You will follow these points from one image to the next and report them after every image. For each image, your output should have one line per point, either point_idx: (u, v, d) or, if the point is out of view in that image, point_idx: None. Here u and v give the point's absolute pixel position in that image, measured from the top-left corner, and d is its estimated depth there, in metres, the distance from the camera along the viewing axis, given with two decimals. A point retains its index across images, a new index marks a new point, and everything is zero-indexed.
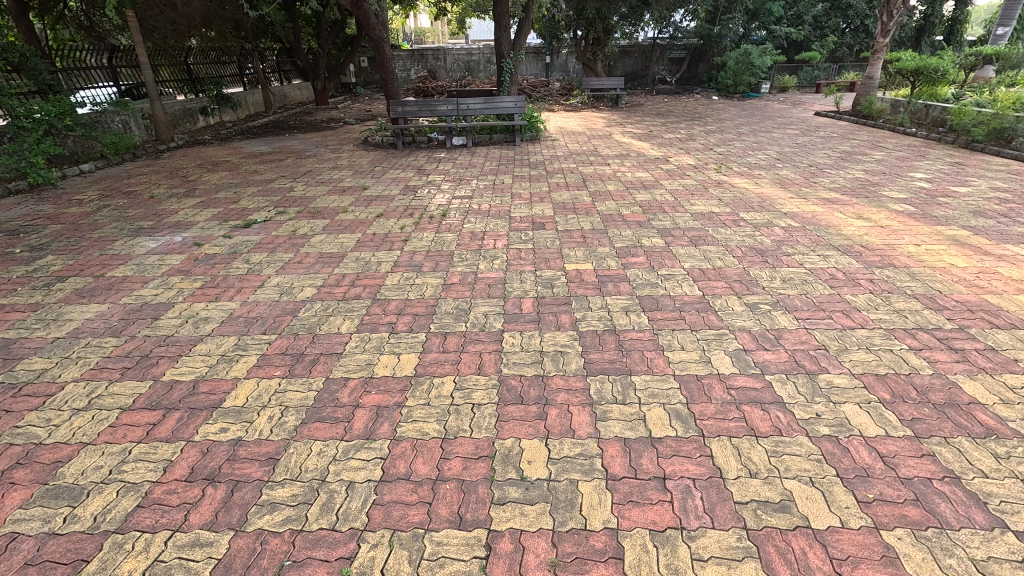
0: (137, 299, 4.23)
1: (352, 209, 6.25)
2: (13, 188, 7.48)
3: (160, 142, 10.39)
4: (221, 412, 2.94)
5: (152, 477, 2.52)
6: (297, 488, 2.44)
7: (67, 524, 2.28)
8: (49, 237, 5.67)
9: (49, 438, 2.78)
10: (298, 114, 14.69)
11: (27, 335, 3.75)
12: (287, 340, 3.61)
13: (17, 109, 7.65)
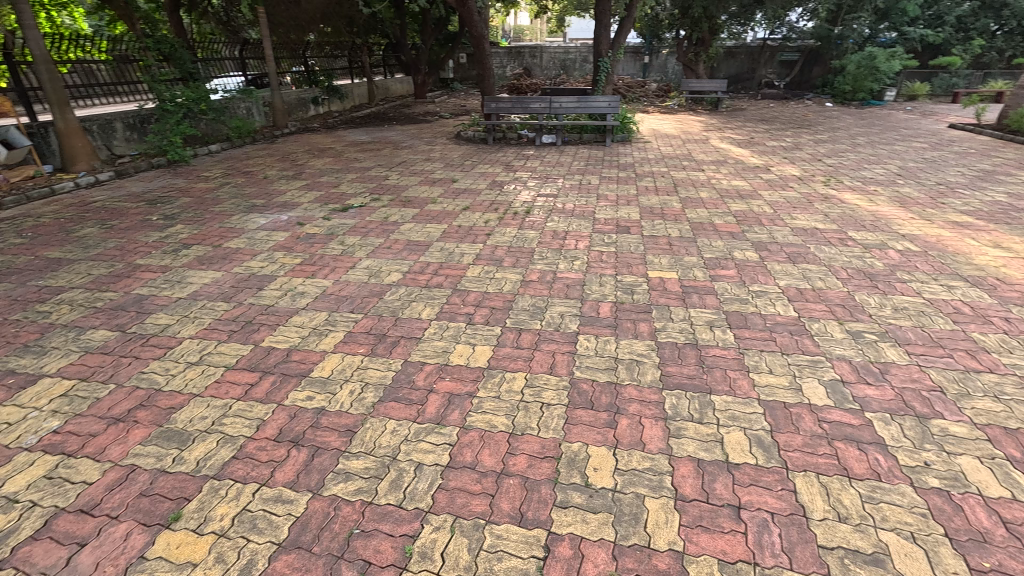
0: (246, 269, 4.66)
1: (441, 200, 6.47)
2: (155, 163, 8.48)
3: (276, 128, 11.35)
4: (309, 381, 3.16)
5: (247, 432, 2.77)
6: (371, 461, 2.57)
7: (175, 464, 2.57)
8: (180, 208, 6.40)
9: (166, 386, 3.14)
10: (398, 106, 15.44)
11: (156, 293, 4.26)
12: (372, 321, 3.81)
13: (165, 94, 8.73)
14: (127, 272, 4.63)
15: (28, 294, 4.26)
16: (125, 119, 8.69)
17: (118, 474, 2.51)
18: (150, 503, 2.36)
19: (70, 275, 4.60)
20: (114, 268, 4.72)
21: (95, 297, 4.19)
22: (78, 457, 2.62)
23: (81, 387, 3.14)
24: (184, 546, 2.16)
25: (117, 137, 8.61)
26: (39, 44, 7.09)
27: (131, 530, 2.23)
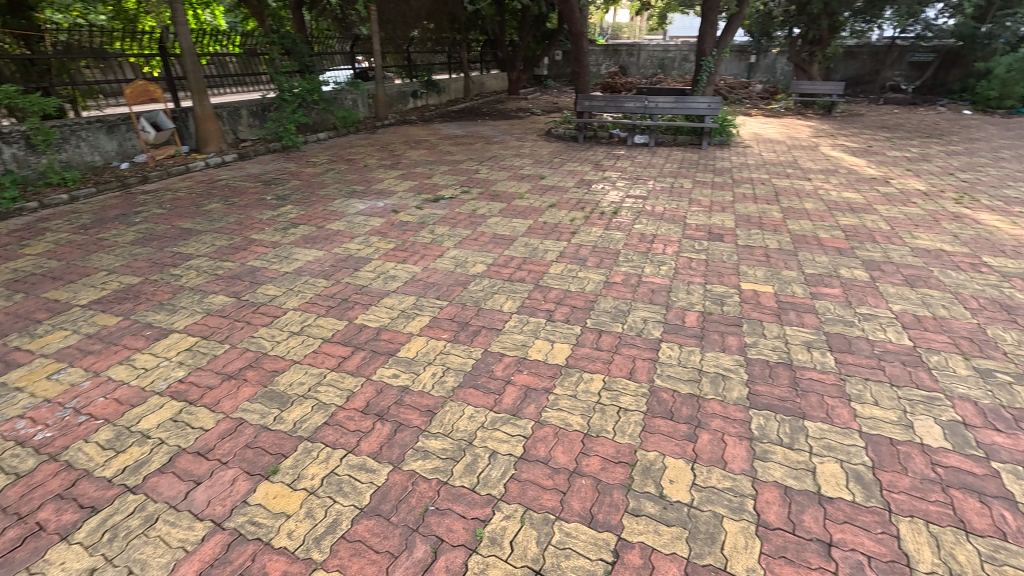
0: (345, 250, 5.00)
1: (528, 196, 6.54)
2: (271, 148, 9.30)
3: (377, 119, 12.02)
4: (396, 360, 3.34)
5: (338, 401, 2.98)
6: (448, 443, 2.67)
7: (276, 422, 2.82)
8: (290, 190, 6.98)
9: (272, 351, 3.45)
10: (492, 102, 15.76)
11: (267, 266, 4.69)
12: (456, 308, 3.94)
13: (285, 85, 9.53)
14: (244, 245, 5.13)
15: (164, 258, 4.86)
16: (250, 106, 9.61)
17: (228, 425, 2.80)
18: (254, 454, 2.61)
19: (198, 244, 5.17)
20: (234, 241, 5.25)
21: (217, 266, 4.69)
22: (198, 405, 2.95)
23: (202, 343, 3.53)
24: (280, 498, 2.37)
25: (242, 123, 9.54)
26: (187, 38, 8.04)
27: (237, 476, 2.49)
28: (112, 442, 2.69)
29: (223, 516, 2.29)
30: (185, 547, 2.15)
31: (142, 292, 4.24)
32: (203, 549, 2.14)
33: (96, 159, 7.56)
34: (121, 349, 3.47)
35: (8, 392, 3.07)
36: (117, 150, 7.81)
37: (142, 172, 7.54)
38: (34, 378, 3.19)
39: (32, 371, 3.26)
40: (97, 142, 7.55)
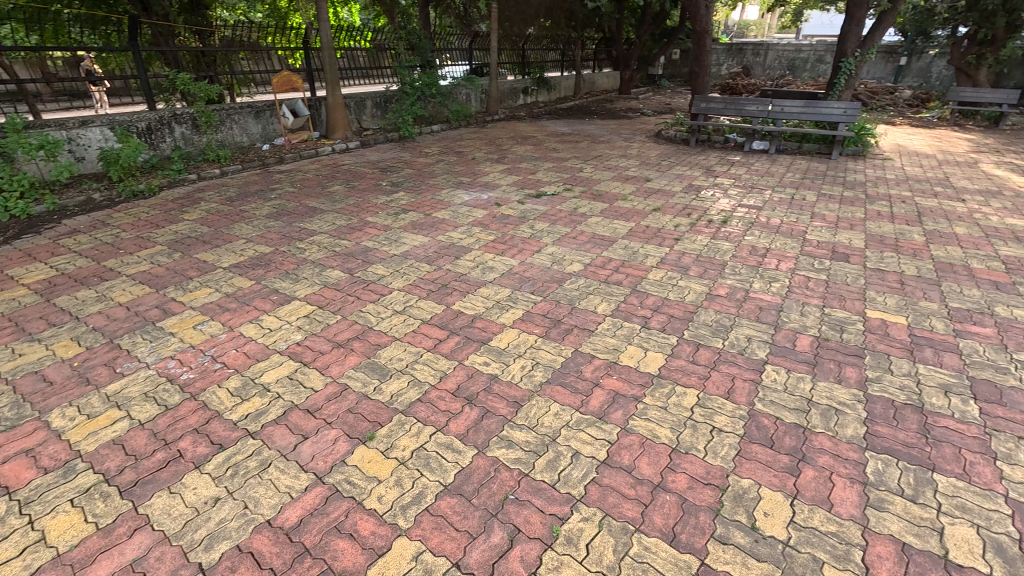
0: (448, 238, 5.21)
1: (632, 198, 6.38)
2: (390, 137, 9.93)
3: (488, 114, 12.36)
4: (488, 348, 3.43)
5: (432, 381, 3.13)
6: (532, 436, 2.70)
7: (375, 392, 3.03)
8: (403, 178, 7.42)
9: (376, 326, 3.70)
10: (601, 100, 15.56)
11: (377, 247, 5.02)
12: (550, 305, 3.95)
13: (407, 78, 10.11)
14: (359, 226, 5.54)
15: (292, 232, 5.39)
16: (374, 98, 10.33)
17: (334, 389, 3.06)
18: (354, 419, 2.83)
19: (321, 222, 5.67)
20: (351, 221, 5.68)
21: (335, 243, 5.11)
22: (310, 367, 3.25)
23: (318, 312, 3.87)
24: (373, 463, 2.54)
25: (366, 113, 10.29)
26: (328, 33, 8.73)
27: (338, 437, 2.71)
28: (239, 391, 3.05)
29: (324, 471, 2.50)
30: (291, 493, 2.38)
31: (272, 261, 4.73)
32: (306, 498, 2.36)
33: (244, 140, 8.55)
34: (252, 310, 3.91)
35: (164, 336, 3.59)
36: (261, 133, 8.77)
37: (280, 153, 8.41)
38: (183, 326, 3.70)
39: (183, 320, 3.77)
40: (246, 125, 8.53)
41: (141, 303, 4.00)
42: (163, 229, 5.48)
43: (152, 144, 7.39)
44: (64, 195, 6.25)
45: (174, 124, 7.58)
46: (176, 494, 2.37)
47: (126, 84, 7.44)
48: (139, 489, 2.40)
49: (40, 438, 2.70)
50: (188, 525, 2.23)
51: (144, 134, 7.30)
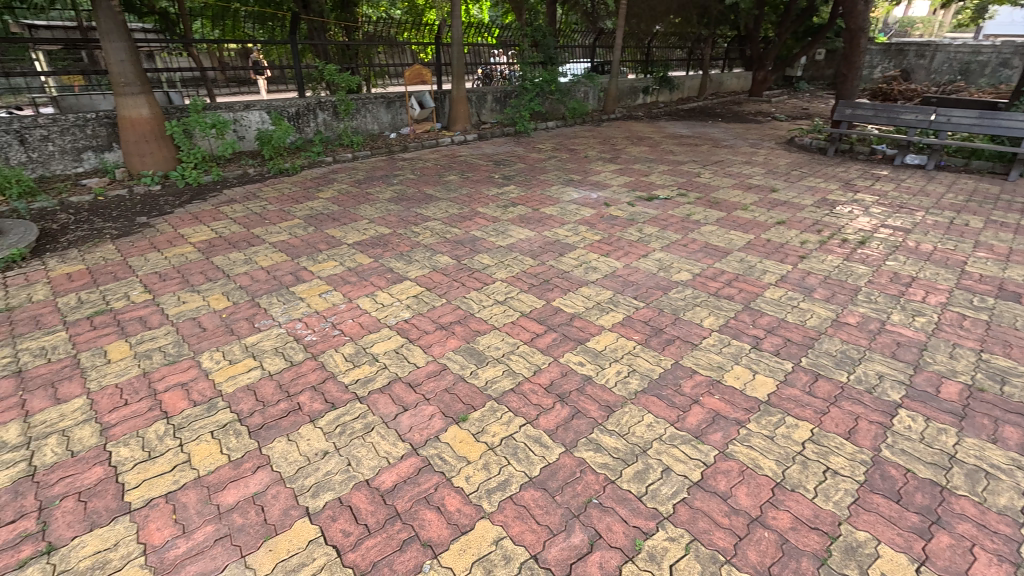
0: (554, 235, 5.23)
1: (753, 208, 5.94)
2: (506, 132, 10.17)
3: (605, 112, 12.18)
4: (584, 349, 3.40)
5: (526, 373, 3.17)
6: (622, 444, 2.63)
7: (472, 376, 3.14)
8: (515, 172, 7.57)
9: (478, 313, 3.83)
10: (728, 102, 14.63)
11: (485, 237, 5.18)
12: (653, 312, 3.82)
13: (528, 74, 10.27)
14: (470, 216, 5.75)
15: (409, 217, 5.74)
16: (495, 92, 10.63)
17: (434, 368, 3.22)
18: (449, 399, 2.96)
19: (435, 209, 5.98)
20: (463, 210, 5.92)
21: (447, 230, 5.36)
22: (415, 344, 3.45)
23: (426, 294, 4.09)
24: (464, 444, 2.64)
25: (486, 107, 10.62)
26: (459, 30, 9.11)
27: (434, 414, 2.85)
28: (351, 357, 3.32)
29: (419, 444, 2.65)
30: (388, 459, 2.55)
31: (389, 242, 5.08)
32: (401, 465, 2.52)
33: (375, 128, 9.24)
34: (368, 285, 4.23)
35: (294, 300, 4.01)
36: (390, 122, 9.42)
37: (405, 142, 8.98)
38: (311, 293, 4.10)
39: (310, 288, 4.19)
40: (378, 114, 9.21)
41: (279, 268, 4.50)
42: (301, 205, 6.11)
43: (298, 128, 8.25)
44: (227, 169, 7.20)
45: (318, 110, 8.40)
46: (293, 442, 2.65)
47: (283, 73, 8.38)
48: (265, 432, 2.71)
49: (193, 375, 3.15)
50: (300, 471, 2.48)
51: (293, 119, 8.17)
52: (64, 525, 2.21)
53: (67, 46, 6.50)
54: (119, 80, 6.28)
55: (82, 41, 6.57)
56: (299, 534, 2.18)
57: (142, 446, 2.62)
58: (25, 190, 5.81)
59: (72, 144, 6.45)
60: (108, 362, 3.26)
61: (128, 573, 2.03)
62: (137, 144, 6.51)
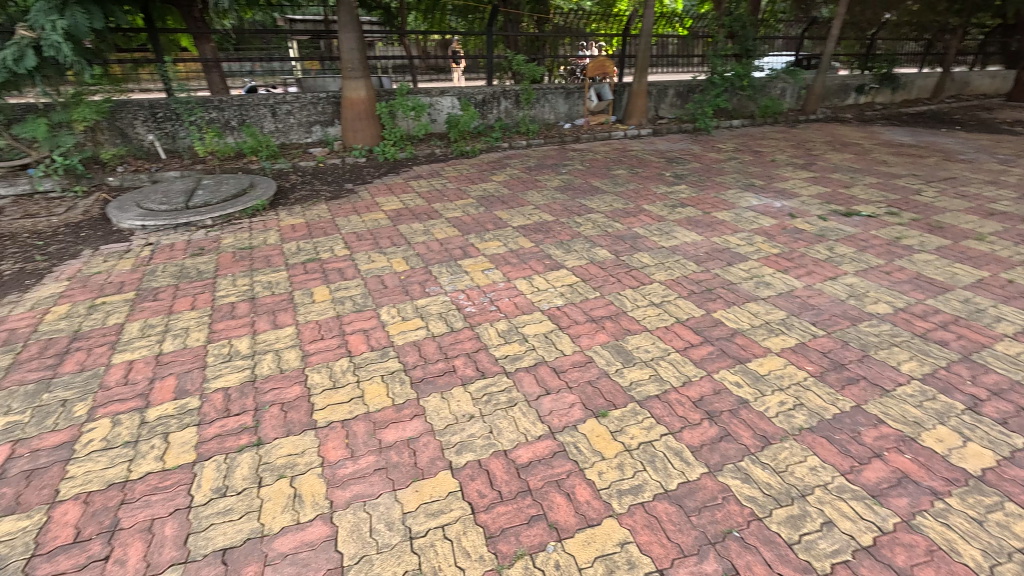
0: (724, 242, 4.85)
1: (992, 239, 4.80)
2: (684, 128, 9.67)
3: (803, 112, 10.85)
4: (744, 369, 3.12)
5: (674, 382, 3.02)
6: (775, 481, 2.38)
7: (616, 374, 3.10)
8: (689, 171, 7.17)
9: (631, 311, 3.74)
10: (974, 107, 11.96)
11: (648, 236, 5.02)
12: (834, 344, 3.34)
13: (718, 68, 9.59)
14: (635, 212, 5.61)
15: (573, 207, 5.80)
16: (678, 87, 10.13)
17: (580, 358, 3.24)
18: (592, 392, 2.96)
19: (600, 202, 5.96)
20: (628, 206, 5.80)
21: (609, 224, 5.30)
22: (564, 332, 3.51)
23: (580, 284, 4.12)
24: (601, 439, 2.63)
25: (666, 102, 10.19)
26: (650, 20, 8.83)
27: (575, 403, 2.88)
28: (504, 334, 3.51)
29: (557, 428, 2.70)
30: (527, 436, 2.66)
31: (551, 229, 5.20)
32: (537, 445, 2.60)
33: (551, 118, 9.47)
34: (527, 268, 4.40)
35: (460, 272, 4.35)
36: (566, 113, 9.57)
37: (578, 133, 9.07)
38: (475, 268, 4.41)
39: (475, 263, 4.50)
40: (556, 104, 9.43)
41: (450, 241, 4.92)
42: (475, 186, 6.57)
43: (482, 114, 8.84)
44: (418, 148, 8.04)
45: (502, 98, 8.88)
46: (445, 400, 2.91)
47: (476, 62, 9.00)
48: (423, 386, 3.02)
49: (372, 324, 3.62)
50: (448, 428, 2.71)
51: (479, 105, 8.77)
52: (270, 427, 2.73)
53: (314, 36, 7.80)
54: (347, 66, 7.37)
55: (324, 32, 7.83)
56: (441, 484, 2.40)
57: (329, 376, 3.10)
58: (271, 154, 7.17)
59: (307, 118, 7.77)
60: (312, 302, 3.91)
61: (309, 477, 2.43)
62: (353, 121, 7.58)
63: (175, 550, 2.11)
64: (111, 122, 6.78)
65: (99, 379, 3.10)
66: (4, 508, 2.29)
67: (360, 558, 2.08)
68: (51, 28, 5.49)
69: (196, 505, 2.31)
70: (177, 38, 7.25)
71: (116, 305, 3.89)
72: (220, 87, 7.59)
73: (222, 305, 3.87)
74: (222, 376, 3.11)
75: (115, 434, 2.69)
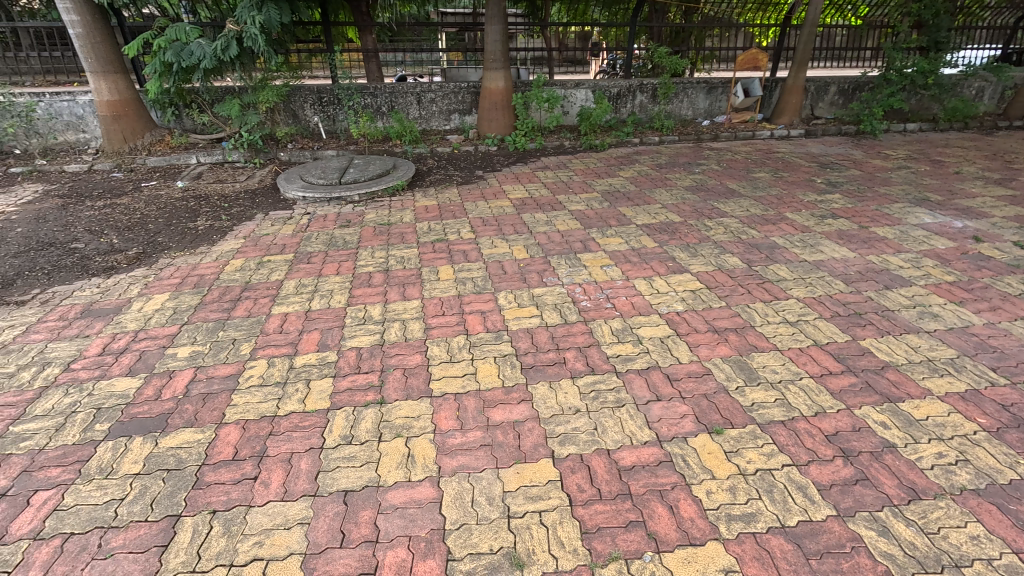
0: (883, 262, 4.26)
1: None
2: (844, 131, 8.61)
3: (1005, 117, 9.06)
4: (893, 409, 2.73)
5: (804, 411, 2.74)
6: (921, 542, 2.06)
7: (737, 392, 2.88)
8: (845, 178, 6.37)
9: (760, 327, 3.45)
10: None
11: (788, 247, 4.57)
12: (1019, 397, 2.78)
13: (896, 63, 8.39)
14: (775, 220, 5.14)
15: (704, 209, 5.47)
16: (842, 83, 9.00)
17: (697, 369, 3.07)
18: (707, 406, 2.79)
19: (736, 206, 5.54)
20: (767, 213, 5.33)
21: (743, 231, 4.92)
22: (682, 339, 3.35)
23: (705, 291, 3.89)
24: (712, 457, 2.48)
25: (825, 100, 9.12)
26: (817, 9, 7.95)
27: (687, 414, 2.74)
28: (618, 333, 3.44)
29: (665, 437, 2.60)
30: (632, 439, 2.59)
31: (678, 231, 4.96)
32: (642, 451, 2.53)
33: (689, 114, 8.98)
34: (648, 268, 4.25)
35: (579, 266, 4.33)
36: (706, 109, 9.01)
37: (717, 131, 8.51)
38: (594, 263, 4.36)
39: (595, 258, 4.45)
40: (696, 99, 8.91)
41: (572, 234, 4.92)
42: (601, 180, 6.48)
43: (615, 108, 8.66)
44: (547, 139, 8.12)
45: (638, 92, 8.62)
46: (553, 390, 2.94)
47: (615, 55, 8.81)
48: (533, 373, 3.07)
49: (489, 307, 3.76)
50: (553, 418, 2.74)
51: (613, 99, 8.60)
52: (392, 389, 2.98)
53: (461, 28, 8.20)
54: (490, 57, 7.65)
55: (472, 24, 8.20)
56: (541, 471, 2.44)
57: (447, 350, 3.30)
58: (413, 139, 7.73)
59: (447, 107, 8.23)
60: (437, 279, 4.17)
61: (422, 441, 2.62)
62: (489, 111, 7.88)
63: (307, 483, 2.40)
64: (287, 104, 7.78)
65: (260, 325, 3.61)
66: (186, 421, 2.78)
67: (460, 525, 2.20)
68: (250, 22, 6.40)
69: (326, 447, 2.60)
70: (345, 30, 8.06)
71: (278, 264, 4.49)
72: (376, 75, 8.30)
73: (361, 273, 4.28)
74: (356, 337, 3.45)
75: (269, 374, 3.13)
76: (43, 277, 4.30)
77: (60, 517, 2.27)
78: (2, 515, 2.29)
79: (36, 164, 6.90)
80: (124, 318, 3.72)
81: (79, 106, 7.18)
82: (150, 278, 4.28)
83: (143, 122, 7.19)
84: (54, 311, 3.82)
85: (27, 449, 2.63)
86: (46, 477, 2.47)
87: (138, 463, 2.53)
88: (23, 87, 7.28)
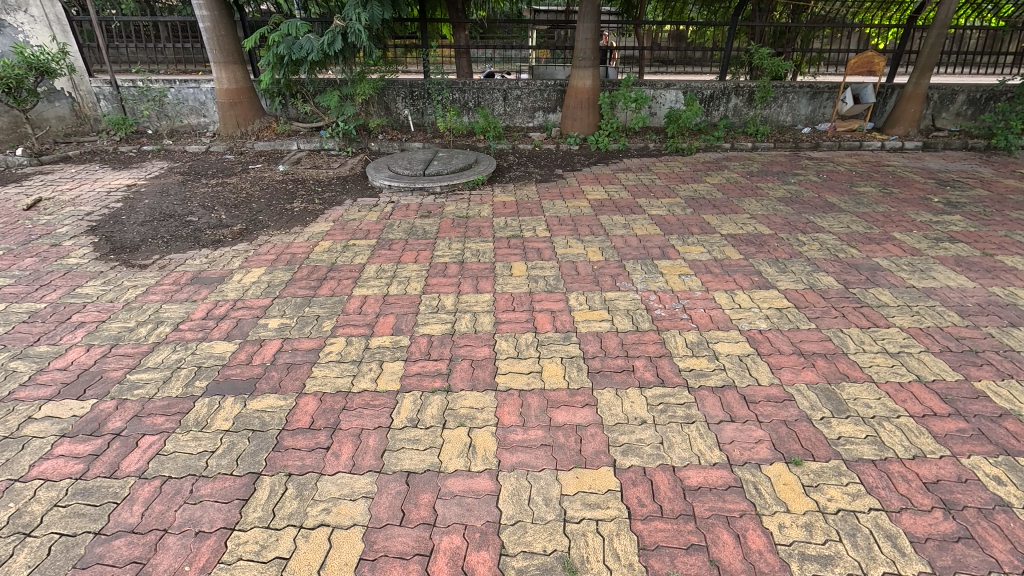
0: (1009, 295, 3.76)
1: None
2: (970, 145, 7.72)
3: None
4: (1011, 463, 2.40)
5: (900, 452, 2.47)
6: None
7: (821, 422, 2.67)
8: (969, 198, 5.69)
9: (853, 354, 3.17)
10: None
11: (893, 270, 4.15)
12: None
13: None
14: (879, 239, 4.69)
15: (799, 222, 5.10)
16: (972, 92, 8.05)
17: (778, 393, 2.87)
18: (785, 434, 2.60)
19: (836, 221, 5.12)
20: (870, 230, 4.88)
21: (841, 248, 4.55)
22: (763, 359, 3.14)
23: (792, 310, 3.63)
24: (788, 489, 2.31)
25: (950, 109, 8.17)
26: (951, 8, 7.09)
27: (763, 440, 2.57)
28: (692, 346, 3.29)
29: (736, 461, 2.46)
30: (700, 458, 2.47)
31: (766, 243, 4.67)
32: (710, 471, 2.41)
33: (788, 120, 8.40)
34: (731, 281, 4.03)
35: (655, 272, 4.20)
36: (808, 115, 8.39)
37: (818, 139, 7.93)
38: (671, 271, 4.20)
39: (673, 266, 4.29)
40: (797, 105, 8.31)
41: (650, 239, 4.78)
42: (686, 185, 6.24)
43: (707, 110, 8.28)
44: (632, 140, 7.97)
45: (733, 95, 8.18)
46: (619, 398, 2.86)
47: (711, 55, 8.39)
48: (600, 378, 3.01)
49: (559, 306, 3.74)
50: (617, 426, 2.67)
51: (705, 101, 8.23)
52: (460, 377, 3.05)
53: (552, 25, 8.20)
54: (579, 54, 7.54)
55: (564, 22, 8.16)
56: (601, 478, 2.39)
57: (514, 346, 3.32)
58: (497, 134, 7.86)
59: (533, 104, 8.26)
60: (510, 275, 4.20)
61: (484, 433, 2.65)
62: (575, 109, 7.80)
63: (374, 460, 2.51)
64: (381, 97, 8.15)
65: (342, 305, 3.82)
66: (271, 387, 3.00)
67: (515, 521, 2.20)
68: (355, 19, 6.70)
69: (394, 428, 2.70)
70: (440, 27, 8.26)
71: (362, 248, 4.73)
72: (466, 71, 8.42)
73: (437, 263, 4.41)
74: (428, 324, 3.55)
75: (347, 352, 3.30)
76: (163, 245, 4.81)
77: (162, 461, 2.53)
78: (115, 452, 2.59)
79: (163, 144, 7.74)
80: (226, 287, 4.08)
81: (202, 93, 7.95)
82: (250, 253, 4.65)
83: (254, 110, 7.83)
84: (169, 276, 4.27)
85: (139, 396, 2.96)
86: (152, 423, 2.76)
87: (228, 421, 2.77)
88: (158, 74, 8.15)
